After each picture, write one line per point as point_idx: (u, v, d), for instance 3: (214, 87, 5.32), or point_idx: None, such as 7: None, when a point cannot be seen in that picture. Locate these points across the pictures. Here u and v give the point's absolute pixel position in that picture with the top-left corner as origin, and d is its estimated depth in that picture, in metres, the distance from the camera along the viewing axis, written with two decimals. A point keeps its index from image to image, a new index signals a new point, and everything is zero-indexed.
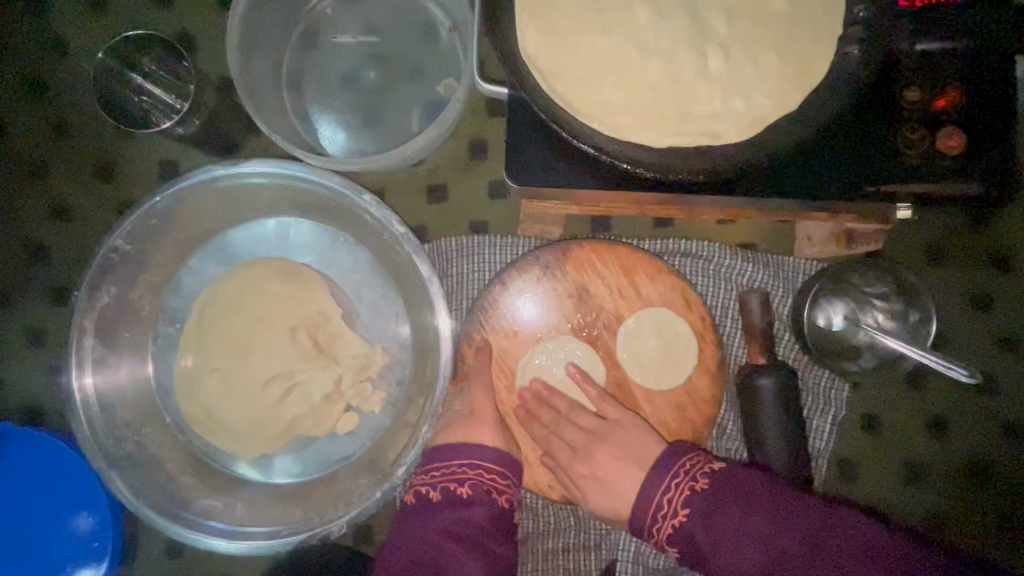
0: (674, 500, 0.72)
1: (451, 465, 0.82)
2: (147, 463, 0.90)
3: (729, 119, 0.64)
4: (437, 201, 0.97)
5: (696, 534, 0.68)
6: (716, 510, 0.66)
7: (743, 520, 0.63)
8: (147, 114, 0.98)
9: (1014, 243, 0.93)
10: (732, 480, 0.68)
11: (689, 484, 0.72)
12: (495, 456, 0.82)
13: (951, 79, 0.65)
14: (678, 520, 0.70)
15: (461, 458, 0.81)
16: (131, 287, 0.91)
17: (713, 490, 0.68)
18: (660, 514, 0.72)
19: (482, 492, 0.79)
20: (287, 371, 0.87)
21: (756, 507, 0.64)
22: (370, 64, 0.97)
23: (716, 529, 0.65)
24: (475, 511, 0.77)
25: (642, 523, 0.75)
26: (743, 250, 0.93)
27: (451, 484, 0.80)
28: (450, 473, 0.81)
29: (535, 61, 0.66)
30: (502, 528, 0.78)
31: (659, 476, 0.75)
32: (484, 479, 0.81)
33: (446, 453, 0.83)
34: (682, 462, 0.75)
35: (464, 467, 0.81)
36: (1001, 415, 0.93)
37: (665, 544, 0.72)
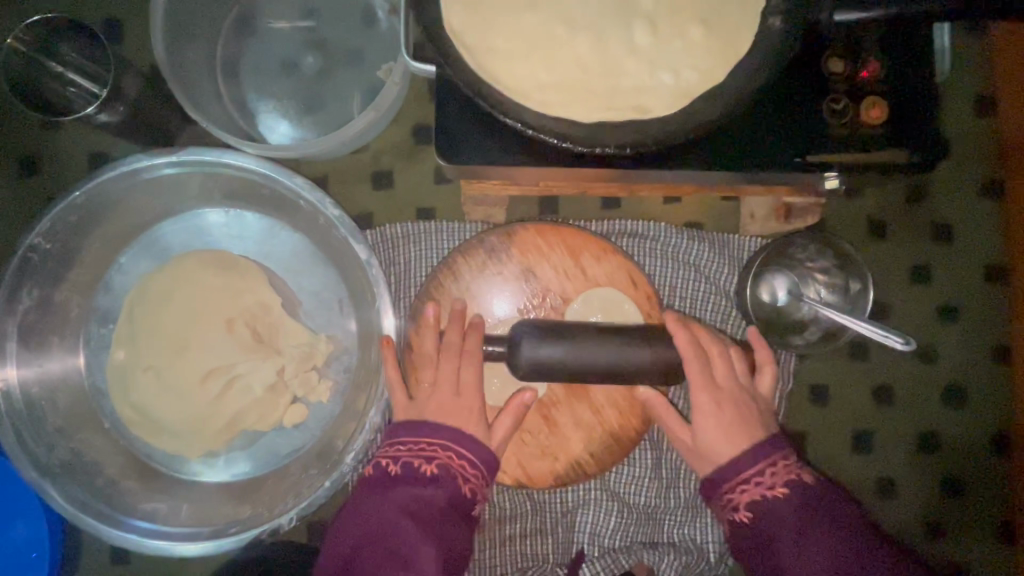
0: (774, 474, 0.72)
1: (420, 441, 0.76)
2: (83, 469, 0.87)
3: (657, 93, 0.64)
4: (382, 188, 0.96)
5: (779, 541, 0.68)
6: (812, 510, 0.69)
7: (826, 538, 0.68)
8: (72, 104, 0.91)
9: (949, 216, 0.96)
10: (814, 492, 0.70)
11: (793, 470, 0.72)
12: (461, 431, 0.76)
13: (871, 54, 0.67)
14: (774, 493, 0.70)
15: (427, 436, 0.76)
16: (56, 288, 0.88)
17: (809, 495, 0.70)
18: (756, 481, 0.71)
19: (448, 475, 0.74)
20: (225, 365, 0.86)
21: (821, 514, 0.69)
22: (308, 49, 0.95)
23: (806, 532, 0.68)
24: (435, 493, 0.72)
25: (715, 488, 0.74)
26: (688, 230, 0.94)
27: (415, 461, 0.75)
28: (417, 449, 0.76)
29: (460, 38, 0.64)
30: (460, 512, 0.73)
31: (764, 450, 0.73)
32: (454, 462, 0.75)
33: (416, 432, 0.76)
34: (784, 454, 0.73)
35: (435, 446, 0.75)
36: (942, 383, 0.96)
37: (738, 509, 0.72)
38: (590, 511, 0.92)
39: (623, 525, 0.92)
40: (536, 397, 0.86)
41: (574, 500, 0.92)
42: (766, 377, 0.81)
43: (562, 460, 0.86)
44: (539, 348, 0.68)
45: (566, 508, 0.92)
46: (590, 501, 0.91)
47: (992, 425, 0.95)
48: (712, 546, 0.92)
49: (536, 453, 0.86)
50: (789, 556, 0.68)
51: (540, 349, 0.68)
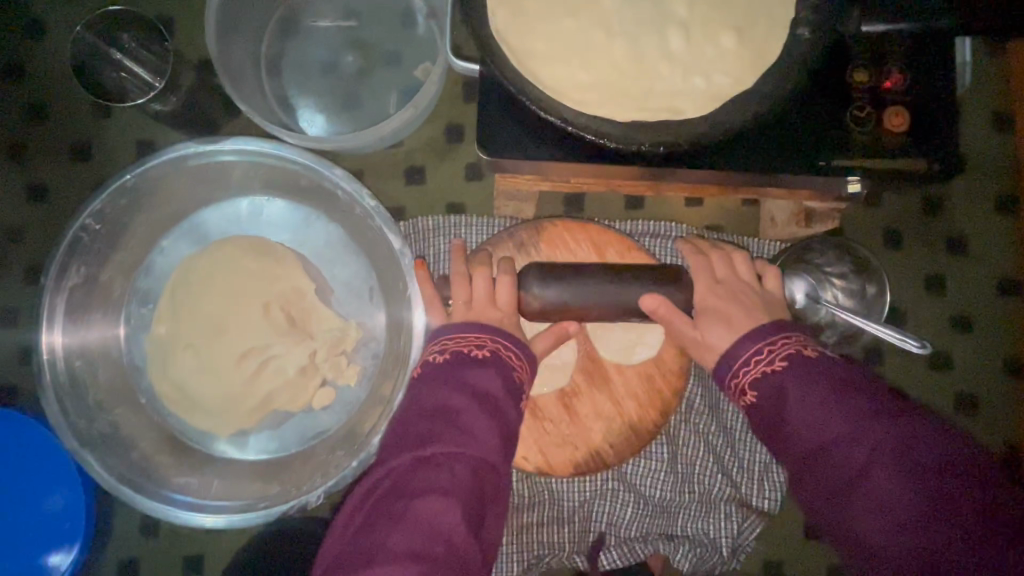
0: (775, 353, 0.63)
1: (472, 336, 0.70)
2: (120, 442, 0.91)
3: (689, 96, 0.68)
4: (415, 182, 1.00)
5: (789, 388, 0.61)
6: (814, 374, 0.60)
7: (838, 403, 0.58)
8: (127, 91, 0.96)
9: (965, 226, 0.98)
10: (844, 369, 0.61)
11: (795, 348, 0.63)
12: (503, 329, 0.72)
13: (895, 64, 0.70)
14: (775, 367, 0.62)
15: (481, 329, 0.70)
16: (102, 268, 0.92)
17: (823, 363, 0.61)
18: (756, 360, 0.64)
19: (494, 357, 0.68)
20: (261, 346, 0.89)
21: (846, 386, 0.59)
22: (348, 48, 0.99)
23: (812, 388, 0.59)
24: (483, 374, 0.66)
25: (723, 374, 0.67)
26: (709, 232, 0.97)
27: (464, 348, 0.69)
28: (468, 342, 0.69)
29: (505, 39, 0.68)
30: (515, 398, 0.67)
31: (759, 336, 0.65)
32: (503, 353, 0.69)
33: (459, 328, 0.71)
34: (787, 334, 0.65)
35: (484, 338, 0.70)
36: (953, 389, 0.98)
37: (743, 391, 0.65)
38: (606, 501, 0.94)
39: (638, 516, 0.94)
40: (558, 388, 0.89)
41: (591, 491, 0.94)
42: (773, 280, 0.78)
43: (582, 449, 0.89)
44: (545, 287, 0.72)
45: (583, 498, 0.94)
46: (607, 492, 0.94)
47: (1002, 433, 0.97)
48: (725, 541, 0.94)
49: (556, 442, 0.89)
50: (801, 422, 0.59)
51: (546, 289, 0.72)
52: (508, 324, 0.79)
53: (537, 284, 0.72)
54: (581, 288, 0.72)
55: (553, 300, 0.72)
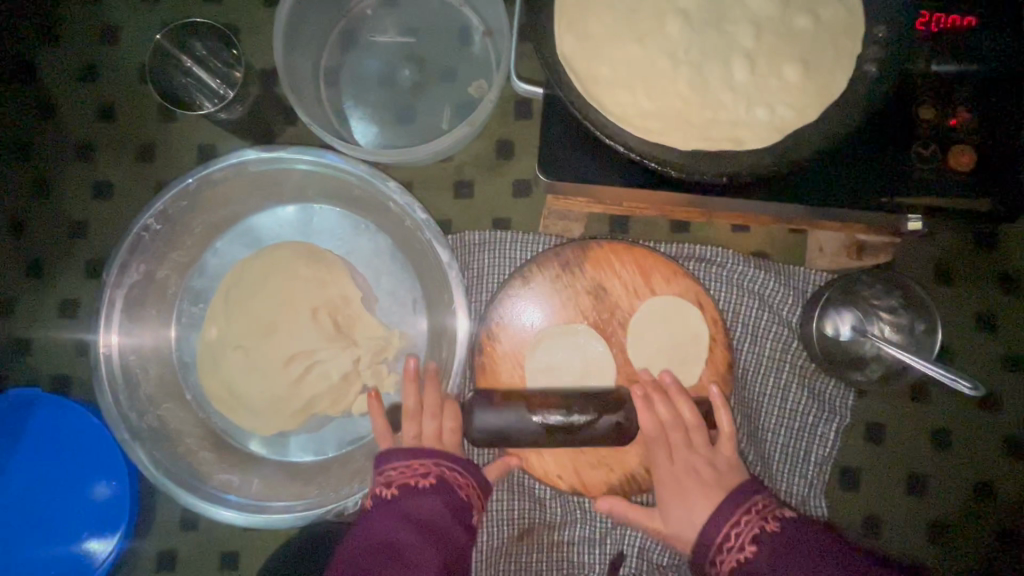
0: (742, 534, 0.71)
1: (414, 464, 0.75)
2: (167, 436, 0.93)
3: (751, 126, 0.68)
4: (462, 196, 1.01)
5: (764, 570, 0.67)
6: (790, 544, 0.68)
7: (807, 559, 0.67)
8: (191, 96, 1.01)
9: (1020, 265, 0.96)
10: (801, 526, 0.71)
11: (758, 523, 0.71)
12: (446, 452, 0.78)
13: (961, 101, 0.69)
14: (752, 548, 0.70)
15: (416, 458, 0.76)
16: (160, 265, 0.96)
17: (787, 532, 0.69)
18: (727, 548, 0.71)
19: (441, 483, 0.74)
20: (308, 350, 0.92)
21: (807, 541, 0.69)
22: (405, 62, 1.02)
23: (791, 565, 0.67)
24: (432, 501, 0.71)
25: (704, 554, 0.72)
26: (755, 259, 0.97)
27: (410, 480, 0.73)
28: (411, 470, 0.74)
29: (571, 63, 0.69)
30: (462, 521, 0.72)
31: (727, 511, 0.73)
32: (444, 471, 0.75)
33: (407, 453, 0.76)
34: (756, 500, 0.74)
35: (431, 467, 0.75)
36: (1001, 431, 0.95)
37: (724, 554, 0.71)
38: (639, 525, 0.93)
39: (671, 542, 0.93)
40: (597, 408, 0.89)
41: None
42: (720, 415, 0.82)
43: (618, 471, 0.89)
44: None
45: (615, 519, 0.94)
46: (641, 515, 0.93)
47: None
48: None
49: (593, 462, 0.89)
50: (782, 569, 0.67)
51: (487, 414, 0.78)
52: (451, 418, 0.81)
53: (482, 412, 0.78)
54: (521, 415, 0.78)
55: (492, 427, 0.77)
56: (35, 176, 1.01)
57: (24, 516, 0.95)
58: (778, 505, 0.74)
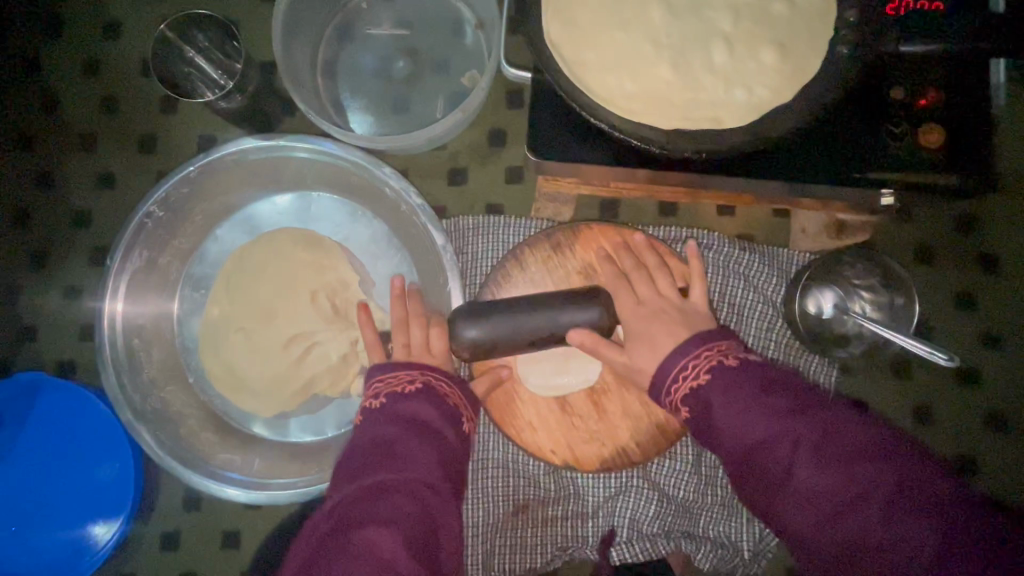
0: (699, 365, 0.66)
1: (404, 374, 0.73)
2: (170, 417, 0.96)
3: (731, 107, 0.71)
4: (457, 183, 1.04)
5: (714, 400, 0.63)
6: (737, 379, 0.63)
7: (756, 401, 0.61)
8: (195, 86, 1.03)
9: (996, 244, 1.00)
10: (757, 365, 0.64)
11: (717, 357, 0.66)
12: (431, 365, 0.76)
13: (931, 83, 0.73)
14: (698, 382, 0.65)
15: (413, 365, 0.74)
16: (162, 251, 0.99)
17: (744, 370, 0.63)
18: (681, 375, 0.66)
19: (431, 392, 0.72)
20: (307, 332, 0.94)
21: (753, 382, 0.62)
22: (400, 55, 1.05)
23: (738, 400, 0.61)
24: (422, 409, 0.70)
25: (659, 386, 0.69)
26: (740, 241, 1.00)
27: (398, 388, 0.72)
28: (398, 378, 0.73)
29: (558, 49, 0.72)
30: (452, 419, 0.71)
31: (688, 346, 0.68)
32: (432, 378, 0.73)
33: (395, 364, 0.75)
34: (719, 342, 0.67)
35: (413, 374, 0.73)
36: (980, 404, 0.98)
37: (677, 405, 0.67)
38: (630, 498, 0.96)
39: (661, 515, 0.95)
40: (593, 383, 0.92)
41: (616, 487, 0.96)
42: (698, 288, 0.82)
43: (610, 445, 0.91)
44: (475, 323, 0.78)
45: (607, 494, 0.97)
46: (632, 489, 0.96)
47: None
48: (746, 545, 0.95)
49: (585, 437, 0.92)
50: (731, 430, 0.61)
51: (478, 327, 0.78)
52: (440, 339, 0.81)
53: (468, 325, 0.78)
54: (510, 325, 0.78)
55: (483, 339, 0.78)
56: (40, 166, 1.03)
57: (30, 498, 0.97)
58: (744, 352, 0.68)
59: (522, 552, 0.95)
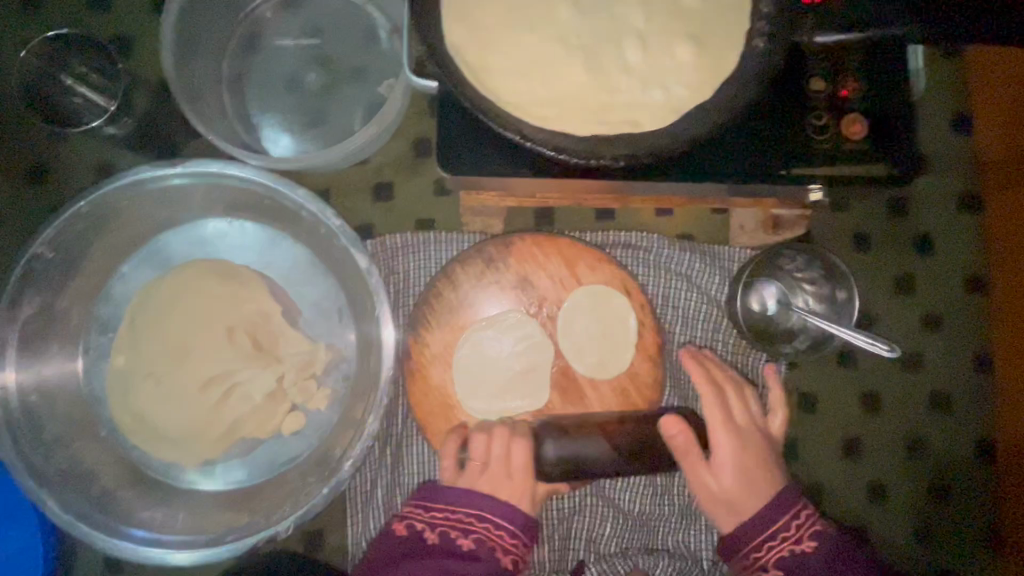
0: (802, 530, 0.80)
1: (457, 512, 0.81)
2: (81, 476, 0.88)
3: (648, 108, 0.68)
4: (382, 199, 0.98)
5: (800, 569, 0.77)
6: (837, 555, 0.78)
7: (853, 574, 0.77)
8: (82, 115, 0.94)
9: (932, 229, 0.99)
10: (841, 544, 0.79)
11: (813, 525, 0.80)
12: (499, 500, 0.81)
13: (850, 73, 0.71)
14: (801, 549, 0.78)
15: (471, 506, 0.81)
16: (59, 296, 0.89)
17: (822, 548, 0.78)
18: (782, 538, 0.79)
19: (485, 549, 0.78)
20: (226, 373, 0.87)
21: (847, 560, 0.78)
22: (312, 65, 0.98)
23: (839, 572, 0.77)
24: (474, 566, 0.76)
25: (739, 548, 0.81)
26: (681, 241, 0.98)
27: (453, 532, 0.79)
28: (457, 520, 0.80)
29: (462, 54, 0.67)
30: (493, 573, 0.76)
31: (777, 514, 0.80)
32: (488, 536, 0.80)
33: (458, 496, 0.82)
34: (804, 503, 0.81)
35: (473, 517, 0.80)
36: (926, 389, 0.98)
37: (765, 568, 0.79)
38: (585, 517, 0.92)
39: (617, 531, 0.92)
40: (539, 403, 0.88)
41: (570, 506, 0.93)
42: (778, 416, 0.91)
43: None
44: (558, 445, 0.78)
45: (561, 514, 0.93)
46: (586, 506, 0.92)
47: (977, 431, 0.97)
48: (705, 553, 0.93)
49: None
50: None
51: (560, 444, 0.78)
52: (522, 453, 0.80)
53: (552, 441, 0.78)
54: (597, 446, 0.76)
55: (571, 456, 0.77)
56: None
57: None
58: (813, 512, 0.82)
59: None
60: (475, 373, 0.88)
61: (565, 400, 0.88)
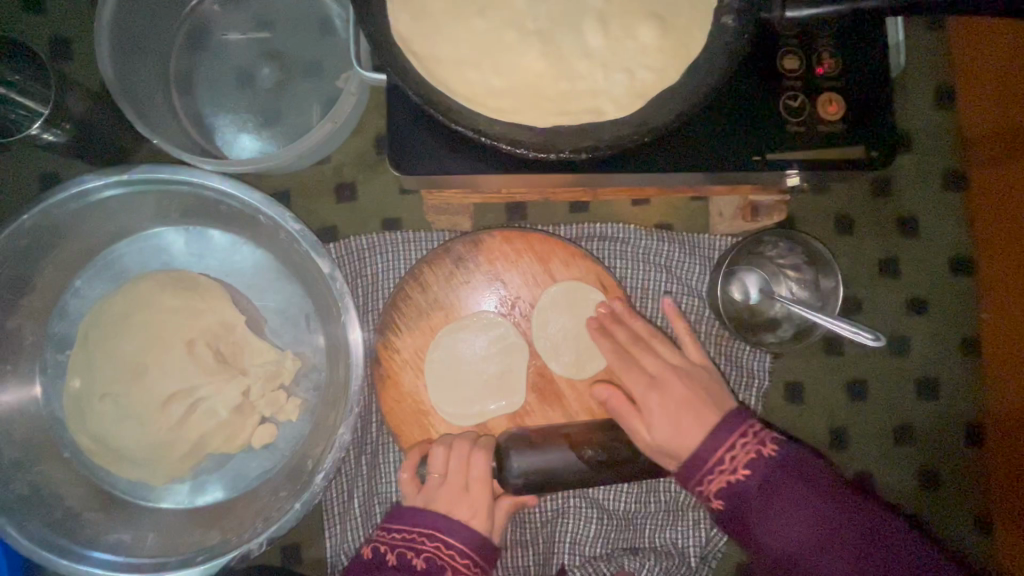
0: (737, 459, 0.66)
1: (412, 531, 0.74)
2: (43, 501, 0.84)
3: (612, 94, 0.63)
4: (346, 199, 0.94)
5: (752, 496, 0.64)
6: (785, 488, 0.64)
7: (807, 503, 0.63)
8: (20, 125, 0.87)
9: (915, 208, 0.96)
10: (804, 461, 0.66)
11: (755, 450, 0.66)
12: (449, 516, 0.75)
13: (825, 50, 0.67)
14: (739, 475, 0.65)
15: (422, 525, 0.74)
16: (9, 315, 0.84)
17: (784, 466, 0.65)
18: (720, 470, 0.66)
19: (436, 568, 0.72)
20: (187, 388, 0.83)
21: (812, 483, 0.64)
22: (264, 60, 0.93)
23: (786, 500, 0.63)
24: None
25: (690, 472, 0.68)
26: (658, 231, 0.94)
27: (407, 552, 0.73)
28: (410, 539, 0.74)
29: (410, 44, 0.63)
30: None
31: (722, 435, 0.67)
32: (442, 555, 0.73)
33: (412, 514, 0.75)
34: (749, 428, 0.67)
35: (425, 537, 0.74)
36: (913, 374, 0.96)
37: (715, 493, 0.66)
38: (569, 519, 0.90)
39: (603, 532, 0.90)
40: (515, 406, 0.84)
41: (553, 509, 0.90)
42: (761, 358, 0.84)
43: None
44: (526, 456, 0.71)
45: (545, 517, 0.91)
46: (570, 508, 0.90)
47: (965, 415, 0.95)
48: (693, 550, 0.91)
49: None
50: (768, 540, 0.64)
51: (529, 458, 0.70)
52: (482, 469, 0.76)
53: (521, 454, 0.71)
54: (567, 453, 0.70)
55: (539, 473, 0.69)
56: None
57: None
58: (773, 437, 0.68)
59: None
60: (448, 377, 0.85)
61: (543, 401, 0.84)
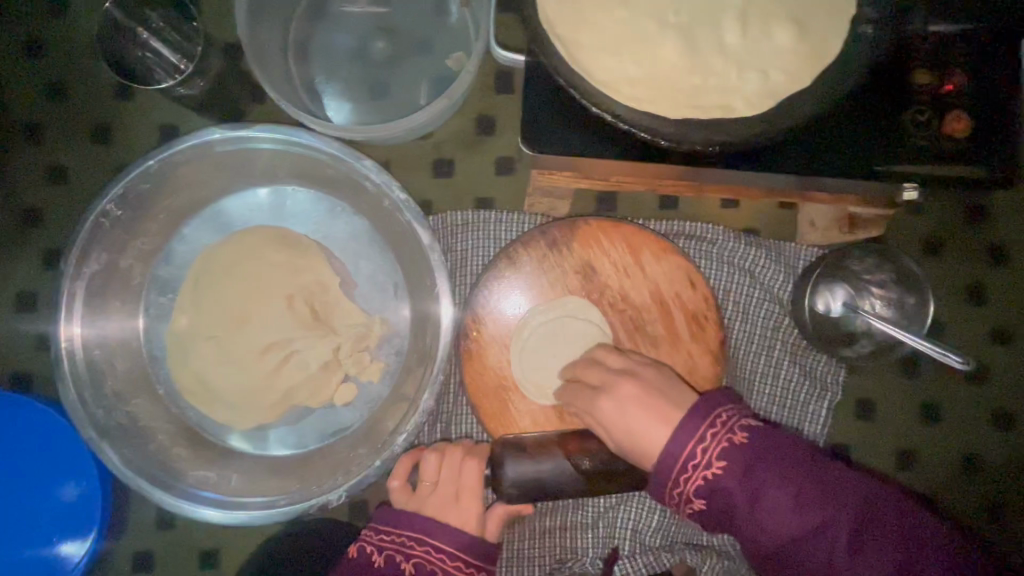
0: (710, 450, 0.62)
1: (402, 535, 0.82)
2: (138, 433, 0.88)
3: (744, 93, 0.65)
4: (443, 176, 0.97)
5: (723, 483, 0.62)
6: (758, 471, 0.61)
7: (781, 485, 0.61)
8: (151, 71, 0.94)
9: (1008, 237, 0.96)
10: (777, 441, 0.63)
11: (725, 436, 0.63)
12: (441, 522, 0.83)
13: (957, 67, 0.67)
14: (714, 470, 0.62)
15: (411, 529, 0.82)
16: (123, 254, 0.89)
17: (756, 448, 0.62)
18: (693, 466, 0.62)
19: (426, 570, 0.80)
20: (284, 340, 0.87)
21: (808, 465, 0.62)
22: (379, 34, 0.96)
23: (765, 482, 0.61)
24: None
25: (669, 468, 0.63)
26: (746, 235, 0.95)
27: (397, 555, 0.80)
28: (401, 543, 0.81)
29: (552, 27, 0.65)
30: None
31: (691, 423, 0.64)
32: (431, 558, 0.81)
33: (400, 519, 0.83)
34: (719, 413, 0.64)
35: (415, 541, 0.82)
36: (989, 404, 0.95)
37: (692, 497, 0.63)
38: (631, 508, 0.91)
39: (665, 526, 0.92)
40: None
41: (616, 497, 0.92)
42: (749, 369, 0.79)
43: None
44: (518, 466, 0.72)
45: (606, 504, 0.92)
46: (633, 498, 0.91)
47: None
48: None
49: None
50: (760, 527, 0.61)
51: (521, 465, 0.72)
52: (472, 477, 0.84)
53: (514, 462, 0.73)
54: (559, 463, 0.72)
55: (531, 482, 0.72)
56: None
57: None
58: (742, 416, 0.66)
59: (519, 568, 0.91)
60: (531, 357, 0.87)
61: None
